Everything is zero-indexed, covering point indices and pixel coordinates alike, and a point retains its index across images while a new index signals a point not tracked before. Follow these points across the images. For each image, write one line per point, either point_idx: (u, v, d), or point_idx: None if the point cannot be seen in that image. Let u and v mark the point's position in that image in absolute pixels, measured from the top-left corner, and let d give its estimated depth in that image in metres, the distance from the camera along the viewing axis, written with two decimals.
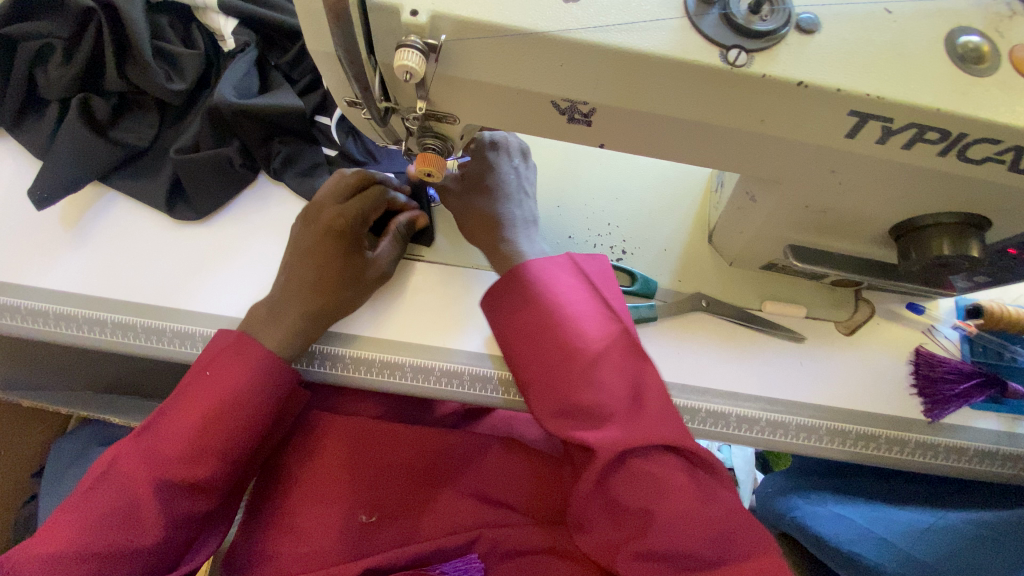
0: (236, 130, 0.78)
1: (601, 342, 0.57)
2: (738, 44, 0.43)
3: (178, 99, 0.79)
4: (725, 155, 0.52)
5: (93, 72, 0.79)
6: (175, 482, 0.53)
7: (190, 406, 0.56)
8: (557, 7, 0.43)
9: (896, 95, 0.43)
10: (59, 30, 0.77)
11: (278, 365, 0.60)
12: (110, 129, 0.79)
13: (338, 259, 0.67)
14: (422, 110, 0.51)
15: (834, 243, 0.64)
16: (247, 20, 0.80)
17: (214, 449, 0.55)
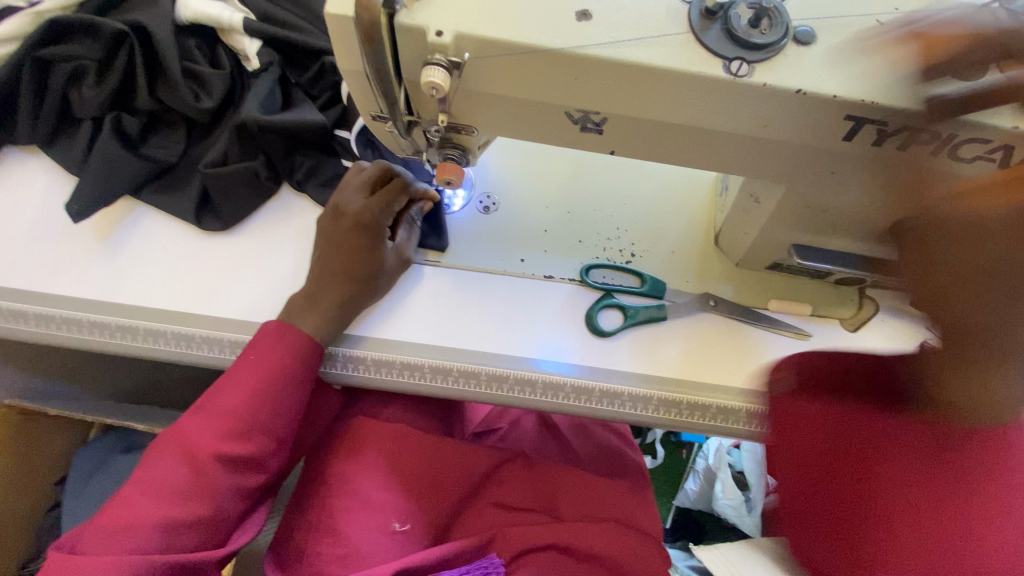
0: (260, 145, 0.82)
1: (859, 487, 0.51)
2: (740, 56, 0.46)
3: (205, 116, 0.83)
4: (730, 159, 0.55)
5: (123, 92, 0.83)
6: (228, 455, 0.60)
7: (238, 385, 0.63)
8: (570, 25, 0.46)
9: (889, 100, 0.46)
10: (92, 53, 0.81)
11: (311, 347, 0.67)
12: (140, 145, 0.83)
13: (363, 250, 0.73)
14: (444, 122, 0.55)
15: (836, 241, 0.67)
16: (269, 40, 0.84)
17: (261, 426, 0.62)
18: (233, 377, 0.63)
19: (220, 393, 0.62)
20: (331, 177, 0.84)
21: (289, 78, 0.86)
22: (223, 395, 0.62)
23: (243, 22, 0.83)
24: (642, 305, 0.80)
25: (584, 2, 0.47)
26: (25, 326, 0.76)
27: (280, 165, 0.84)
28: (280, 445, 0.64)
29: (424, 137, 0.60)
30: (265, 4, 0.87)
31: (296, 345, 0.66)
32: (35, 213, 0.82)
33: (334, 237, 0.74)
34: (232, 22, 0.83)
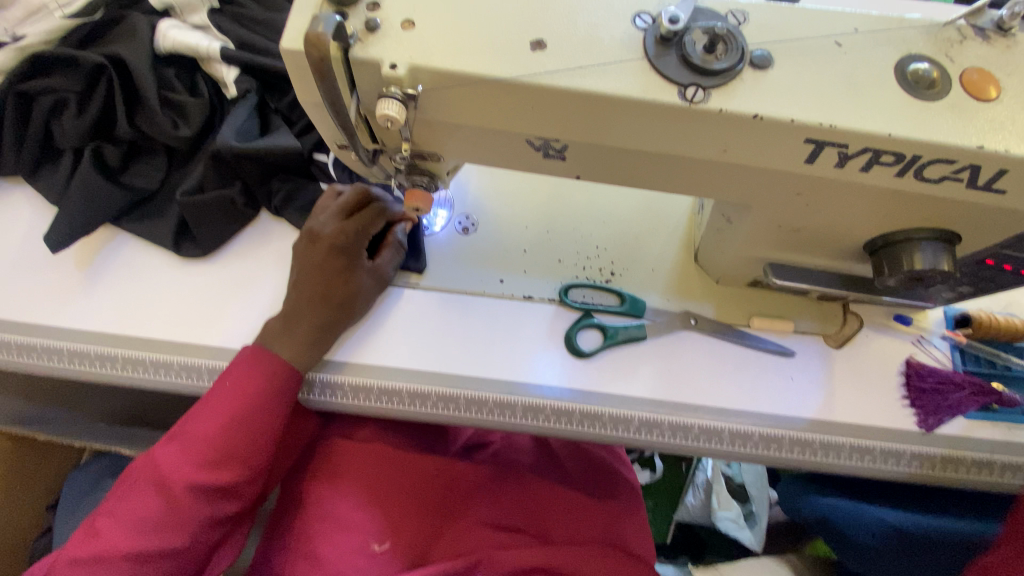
0: (238, 172, 0.82)
1: None
2: (695, 82, 0.46)
3: (184, 144, 0.83)
4: (695, 182, 0.55)
5: (104, 122, 0.84)
6: (205, 487, 0.60)
7: (216, 414, 0.62)
8: (524, 55, 0.46)
9: (847, 123, 0.45)
10: (73, 85, 0.82)
11: (291, 375, 0.67)
12: (121, 174, 0.84)
13: (340, 275, 0.72)
14: (407, 151, 0.54)
15: (812, 259, 0.66)
16: (247, 67, 0.85)
17: (236, 455, 0.62)
18: (209, 406, 0.63)
19: (196, 421, 0.62)
20: (309, 201, 0.84)
21: (268, 104, 0.87)
22: (199, 423, 0.62)
23: (220, 51, 0.84)
24: (621, 324, 0.79)
25: (538, 32, 0.47)
26: (9, 357, 0.77)
27: (259, 191, 0.84)
28: (257, 474, 0.64)
29: (390, 164, 0.60)
30: (243, 32, 0.88)
31: (274, 373, 0.65)
32: (18, 243, 0.83)
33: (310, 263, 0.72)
34: (209, 50, 0.84)
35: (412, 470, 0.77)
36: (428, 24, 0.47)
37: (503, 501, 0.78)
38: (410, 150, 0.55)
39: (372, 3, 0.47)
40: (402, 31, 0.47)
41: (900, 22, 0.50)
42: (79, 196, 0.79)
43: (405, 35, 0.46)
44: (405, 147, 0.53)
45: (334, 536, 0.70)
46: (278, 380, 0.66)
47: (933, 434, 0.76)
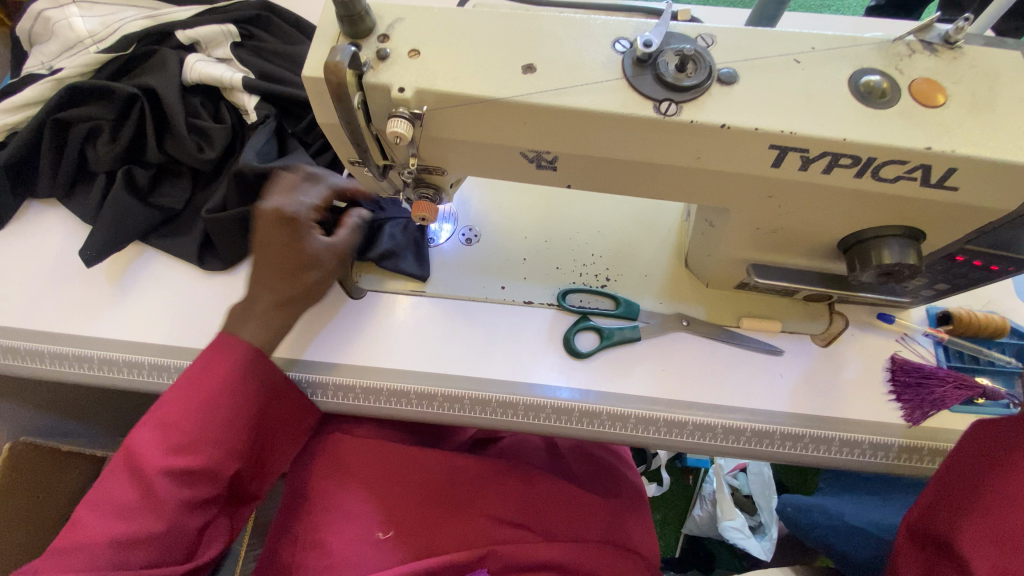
0: (258, 191, 0.89)
1: None
2: (669, 97, 0.51)
3: (208, 166, 0.90)
4: (674, 188, 0.60)
5: (135, 148, 0.91)
6: (176, 469, 0.60)
7: (187, 398, 0.63)
8: (515, 77, 0.52)
9: (806, 130, 0.51)
10: (107, 114, 0.90)
11: (258, 356, 0.67)
12: (149, 195, 0.91)
13: (344, 278, 0.76)
14: (414, 165, 0.60)
15: (792, 259, 0.71)
16: (267, 96, 0.92)
17: (206, 437, 0.62)
18: (178, 390, 0.64)
19: (164, 407, 0.63)
20: (323, 217, 0.90)
21: (285, 129, 0.94)
22: (169, 407, 0.63)
23: (243, 81, 0.91)
24: (617, 326, 0.83)
25: (528, 57, 0.53)
26: (41, 365, 0.82)
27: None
28: (232, 457, 0.64)
29: (399, 179, 0.66)
30: (263, 64, 0.95)
31: (237, 354, 0.66)
32: (53, 260, 0.89)
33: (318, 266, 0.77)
34: (233, 81, 0.91)
35: (415, 464, 0.83)
36: (431, 52, 0.53)
37: (503, 495, 0.81)
38: (417, 164, 0.60)
39: (382, 35, 0.54)
40: (409, 58, 0.53)
41: (854, 40, 0.55)
42: (110, 214, 0.85)
43: (411, 62, 0.53)
44: (412, 161, 0.59)
45: (341, 521, 0.77)
46: (281, 377, 0.70)
47: (919, 426, 0.79)
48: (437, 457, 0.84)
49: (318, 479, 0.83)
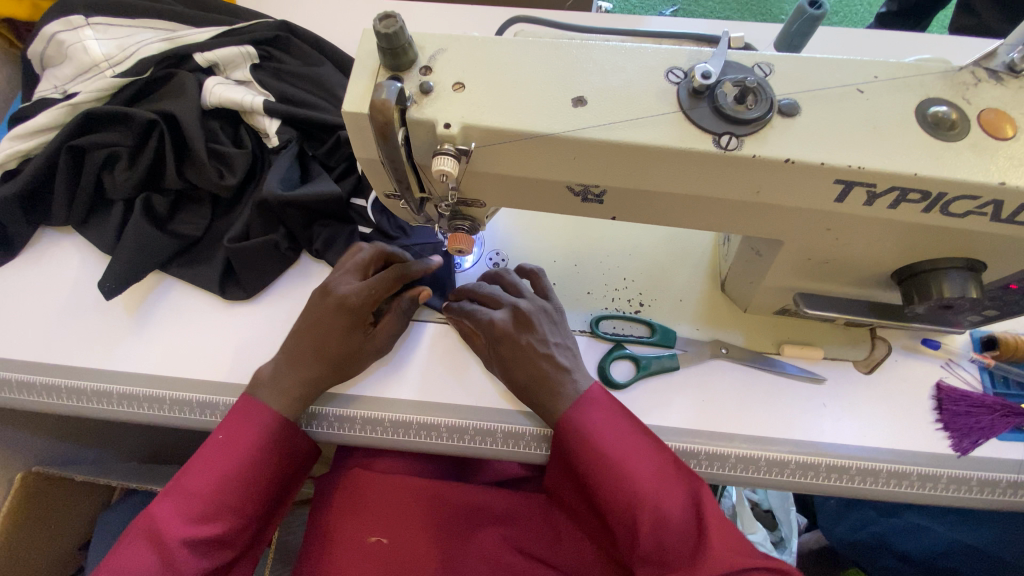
0: (281, 218, 0.87)
1: (654, 479, 0.62)
2: (729, 130, 0.49)
3: (229, 192, 0.88)
4: (726, 221, 0.57)
5: (153, 174, 0.89)
6: (196, 541, 0.62)
7: (210, 468, 0.65)
8: (568, 111, 0.50)
9: (875, 165, 0.48)
10: (124, 140, 0.87)
11: (283, 421, 0.70)
12: (167, 223, 0.89)
13: (344, 332, 0.74)
14: (453, 199, 0.58)
15: (841, 288, 0.68)
16: (288, 119, 0.90)
17: (230, 507, 0.64)
18: (204, 460, 0.66)
19: (189, 476, 0.65)
20: (347, 243, 0.88)
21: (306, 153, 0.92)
22: (194, 482, 0.65)
23: (264, 105, 0.89)
24: (653, 355, 0.81)
25: (579, 89, 0.51)
26: (59, 401, 0.80)
27: (300, 235, 0.88)
28: (250, 521, 0.66)
29: (434, 211, 0.64)
30: (284, 87, 0.93)
31: (263, 423, 0.69)
32: (68, 292, 0.87)
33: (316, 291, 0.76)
34: (253, 104, 0.89)
35: (438, 501, 0.81)
36: (477, 85, 0.51)
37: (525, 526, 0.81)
38: (456, 197, 0.58)
39: (424, 67, 0.52)
40: (454, 92, 0.51)
41: (917, 68, 0.53)
42: (128, 244, 0.83)
43: (457, 96, 0.50)
44: (453, 196, 0.57)
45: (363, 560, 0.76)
46: None
47: (969, 457, 0.76)
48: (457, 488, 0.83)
49: (338, 520, 0.80)
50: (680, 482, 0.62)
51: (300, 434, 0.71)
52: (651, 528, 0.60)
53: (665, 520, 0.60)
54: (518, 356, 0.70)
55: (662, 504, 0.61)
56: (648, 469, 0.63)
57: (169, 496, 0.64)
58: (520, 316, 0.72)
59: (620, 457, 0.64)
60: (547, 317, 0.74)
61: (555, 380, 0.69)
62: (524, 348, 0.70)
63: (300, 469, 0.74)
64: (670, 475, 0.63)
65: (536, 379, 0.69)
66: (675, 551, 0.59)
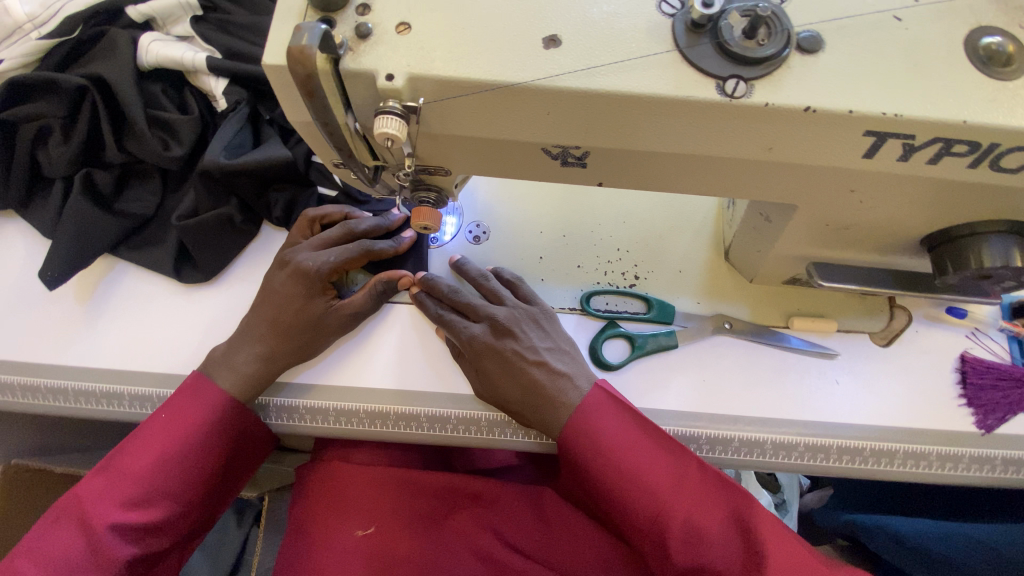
0: (233, 189, 0.78)
1: (671, 490, 0.59)
2: (736, 73, 0.40)
3: (176, 165, 0.79)
4: (731, 184, 0.49)
5: (92, 147, 0.80)
6: (126, 528, 0.57)
7: (146, 450, 0.61)
8: (538, 55, 0.41)
9: (914, 111, 0.40)
10: (55, 110, 0.78)
11: (231, 404, 0.65)
12: (113, 202, 0.80)
13: (297, 302, 0.68)
14: (411, 167, 0.49)
15: (862, 256, 0.60)
16: (234, 78, 0.80)
17: (167, 493, 0.60)
18: (142, 439, 0.62)
19: (124, 456, 0.60)
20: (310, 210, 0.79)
21: (259, 116, 0.83)
22: (127, 465, 0.60)
23: (206, 61, 0.79)
24: (650, 333, 0.73)
25: (551, 27, 0.41)
26: (13, 399, 0.73)
27: (255, 205, 0.80)
28: (190, 509, 0.62)
29: (393, 181, 0.55)
30: (229, 41, 0.83)
31: (210, 404, 0.64)
32: (15, 282, 0.79)
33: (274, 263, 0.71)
34: (195, 62, 0.79)
35: (409, 486, 0.79)
36: (425, 26, 0.42)
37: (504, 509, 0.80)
38: (414, 165, 0.49)
39: (361, 5, 0.42)
40: (397, 35, 0.41)
41: None
42: (71, 227, 0.75)
43: (401, 41, 0.41)
44: (409, 163, 0.48)
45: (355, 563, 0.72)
46: None
47: (993, 434, 0.70)
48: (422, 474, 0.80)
49: (317, 515, 0.77)
50: (700, 475, 0.61)
51: (257, 424, 0.68)
52: (684, 549, 0.57)
53: (696, 531, 0.58)
54: (506, 366, 0.65)
55: (688, 512, 0.59)
56: (659, 469, 0.61)
57: (101, 478, 0.60)
58: (499, 327, 0.67)
59: (632, 457, 0.61)
60: (530, 320, 0.70)
61: (551, 388, 0.64)
62: (510, 361, 0.65)
63: (251, 460, 0.69)
64: (691, 487, 0.60)
65: (527, 389, 0.64)
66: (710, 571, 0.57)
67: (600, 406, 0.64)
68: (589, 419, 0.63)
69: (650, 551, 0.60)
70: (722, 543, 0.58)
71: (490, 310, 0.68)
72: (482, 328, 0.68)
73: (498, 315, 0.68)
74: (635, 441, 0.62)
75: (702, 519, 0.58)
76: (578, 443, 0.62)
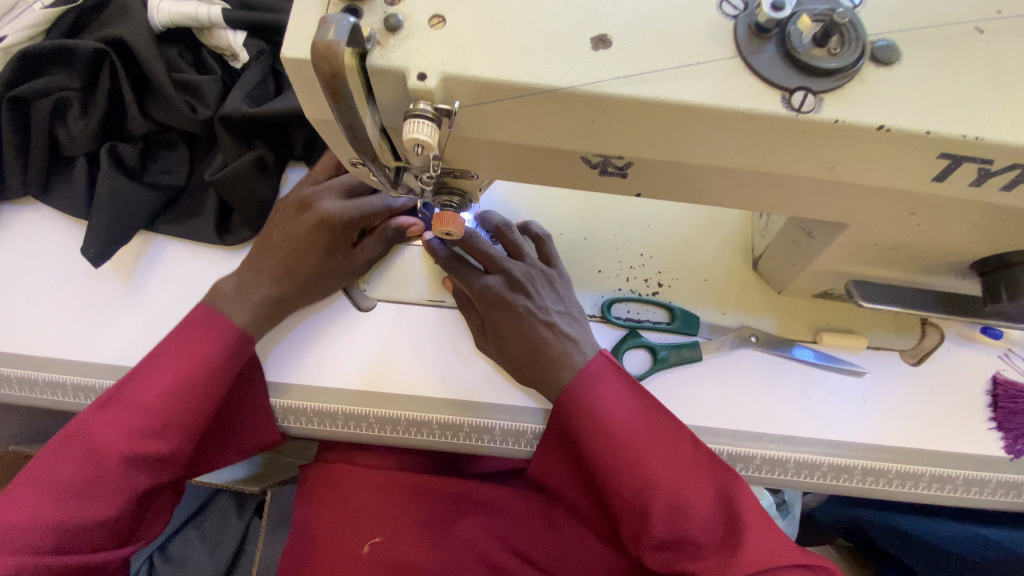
0: (259, 134, 0.76)
1: (660, 458, 0.57)
2: (804, 85, 0.36)
3: (203, 129, 0.75)
4: (782, 201, 0.45)
5: (113, 118, 0.75)
6: (133, 460, 0.54)
7: (154, 380, 0.57)
8: (586, 56, 0.37)
9: (996, 135, 0.36)
10: (71, 82, 0.73)
11: (242, 343, 0.61)
12: (143, 173, 0.76)
13: (312, 256, 0.65)
14: (437, 171, 0.46)
15: (906, 275, 0.57)
16: (253, 28, 0.76)
17: (176, 426, 0.56)
18: (150, 372, 0.58)
19: (133, 388, 0.57)
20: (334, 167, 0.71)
21: (281, 68, 0.79)
22: (134, 398, 0.56)
23: (221, 14, 0.74)
24: (672, 344, 0.71)
25: (601, 26, 0.38)
26: (12, 393, 0.68)
27: (278, 145, 0.78)
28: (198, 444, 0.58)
29: (415, 182, 0.51)
30: None
31: (222, 341, 0.60)
32: (12, 267, 0.74)
33: (276, 263, 0.65)
34: (210, 16, 0.74)
35: (416, 491, 0.77)
36: (461, 20, 0.38)
37: (514, 518, 0.78)
38: (439, 169, 0.46)
39: None
40: (431, 29, 0.38)
41: None
42: (98, 205, 0.71)
43: (434, 36, 0.37)
44: (435, 167, 0.44)
45: (361, 571, 0.71)
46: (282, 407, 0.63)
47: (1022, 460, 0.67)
48: (429, 479, 0.78)
49: (322, 519, 0.75)
50: (691, 449, 0.58)
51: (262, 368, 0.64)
52: (666, 516, 0.55)
53: (681, 501, 0.55)
54: (517, 324, 0.63)
55: (674, 481, 0.56)
56: (652, 437, 0.58)
57: (106, 409, 0.56)
58: (514, 281, 0.64)
59: (624, 422, 0.58)
60: (545, 282, 0.67)
61: (558, 350, 0.62)
62: (521, 316, 0.63)
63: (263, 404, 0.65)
64: (681, 459, 0.57)
65: (533, 349, 0.62)
66: (689, 541, 0.55)
67: (598, 373, 0.61)
68: (583, 382, 0.60)
69: (627, 520, 0.57)
70: (705, 515, 0.56)
71: (506, 263, 0.64)
72: (495, 280, 0.64)
73: (514, 269, 0.64)
74: (631, 411, 0.59)
75: (687, 491, 0.56)
76: (570, 403, 0.60)
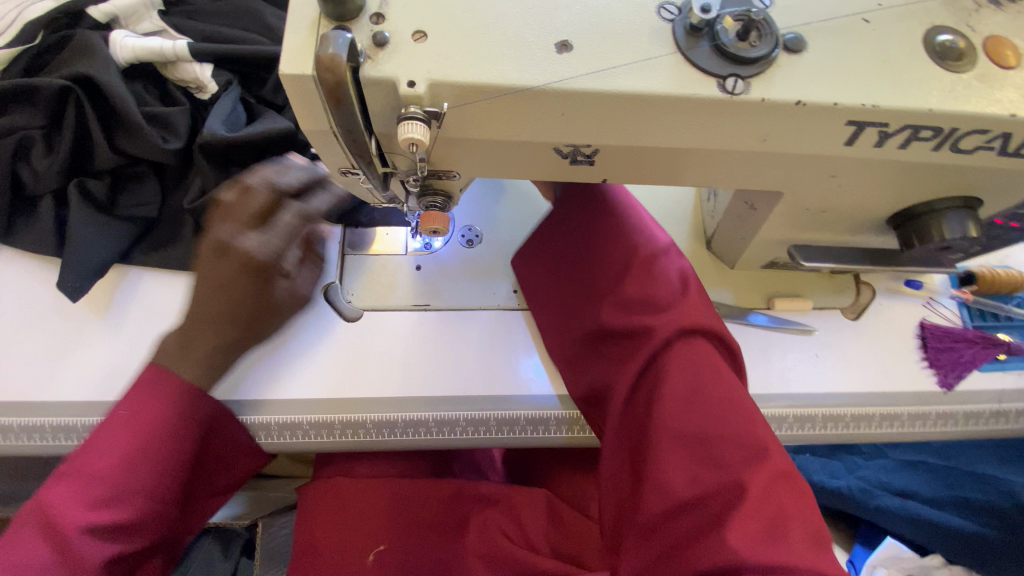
0: (234, 160, 0.78)
1: (651, 240, 0.65)
2: (733, 72, 0.44)
3: (174, 158, 0.76)
4: (727, 174, 0.52)
5: (79, 155, 0.76)
6: (100, 530, 0.51)
7: (110, 449, 0.53)
8: (552, 58, 0.43)
9: (887, 102, 0.44)
10: (34, 121, 0.73)
11: (198, 397, 0.58)
12: (113, 207, 0.76)
13: (252, 291, 0.62)
14: (424, 172, 0.50)
15: (836, 236, 0.65)
16: (220, 60, 0.79)
17: (142, 491, 0.53)
18: (102, 437, 0.54)
19: (86, 457, 0.53)
20: (234, 182, 0.63)
21: (250, 96, 0.82)
22: (115, 433, 0.54)
23: (187, 47, 0.77)
24: None
25: (562, 33, 0.44)
26: None
27: None
28: (170, 501, 0.56)
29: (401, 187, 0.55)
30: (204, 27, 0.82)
31: (178, 395, 0.57)
32: None
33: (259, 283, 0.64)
34: (176, 50, 0.77)
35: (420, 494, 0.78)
36: (440, 34, 0.43)
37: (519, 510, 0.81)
38: (426, 170, 0.50)
39: (375, 15, 0.43)
40: (415, 43, 0.43)
41: None
42: (72, 242, 0.71)
43: (419, 49, 0.42)
44: (422, 168, 0.49)
45: None
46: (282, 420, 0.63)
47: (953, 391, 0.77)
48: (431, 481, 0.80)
49: (329, 535, 0.75)
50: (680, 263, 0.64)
51: (228, 415, 0.63)
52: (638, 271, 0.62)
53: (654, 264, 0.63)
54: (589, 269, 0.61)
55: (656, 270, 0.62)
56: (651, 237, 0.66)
57: (86, 448, 0.54)
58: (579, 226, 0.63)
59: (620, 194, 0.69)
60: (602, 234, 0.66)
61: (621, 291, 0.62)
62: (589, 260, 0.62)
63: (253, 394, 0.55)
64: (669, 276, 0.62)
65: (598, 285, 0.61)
66: (657, 301, 0.60)
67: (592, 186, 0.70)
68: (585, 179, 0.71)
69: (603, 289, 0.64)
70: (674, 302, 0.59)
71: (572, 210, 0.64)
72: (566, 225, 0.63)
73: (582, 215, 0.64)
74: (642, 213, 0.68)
75: (660, 290, 0.60)
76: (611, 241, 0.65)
